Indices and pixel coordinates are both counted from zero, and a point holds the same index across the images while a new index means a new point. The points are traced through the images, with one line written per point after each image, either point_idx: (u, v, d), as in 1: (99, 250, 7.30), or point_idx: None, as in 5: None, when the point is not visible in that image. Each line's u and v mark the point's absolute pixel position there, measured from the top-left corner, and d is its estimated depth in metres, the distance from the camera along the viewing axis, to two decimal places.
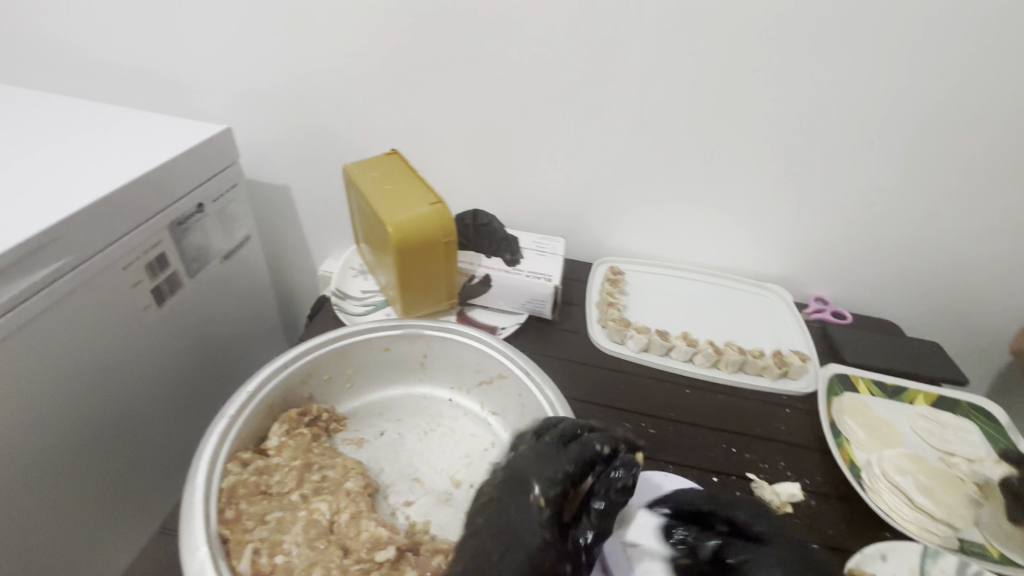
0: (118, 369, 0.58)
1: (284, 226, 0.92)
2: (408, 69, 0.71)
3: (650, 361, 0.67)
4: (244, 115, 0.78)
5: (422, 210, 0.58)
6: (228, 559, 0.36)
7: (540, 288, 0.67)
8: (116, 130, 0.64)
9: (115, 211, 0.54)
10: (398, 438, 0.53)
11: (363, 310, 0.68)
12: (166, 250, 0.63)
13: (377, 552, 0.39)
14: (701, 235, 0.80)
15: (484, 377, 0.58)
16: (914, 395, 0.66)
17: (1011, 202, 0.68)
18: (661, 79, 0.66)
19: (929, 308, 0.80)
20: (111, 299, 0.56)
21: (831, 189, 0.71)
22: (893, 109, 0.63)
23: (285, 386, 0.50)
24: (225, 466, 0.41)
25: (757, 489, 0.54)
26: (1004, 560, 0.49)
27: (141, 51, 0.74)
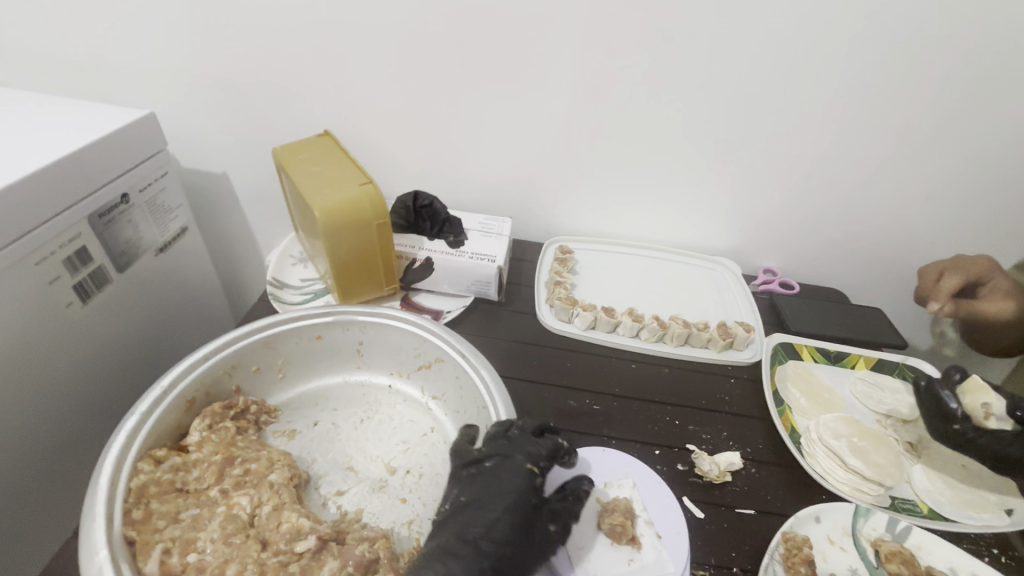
0: (35, 375, 0.54)
1: (225, 217, 0.89)
2: (340, 49, 0.67)
3: (596, 338, 0.67)
4: (168, 101, 0.74)
5: (351, 192, 0.56)
6: (135, 561, 0.38)
7: (483, 269, 0.66)
8: (19, 119, 0.59)
9: (22, 204, 0.49)
10: (332, 427, 0.55)
11: (301, 298, 0.67)
12: (87, 244, 0.58)
13: (297, 543, 0.40)
14: (648, 211, 0.80)
15: (423, 363, 0.59)
16: (855, 360, 0.68)
17: (942, 167, 0.69)
18: (596, 53, 0.64)
19: (871, 274, 0.82)
20: (23, 299, 0.51)
21: (772, 161, 0.71)
22: (832, 81, 0.63)
23: (208, 380, 0.51)
24: (135, 466, 0.43)
25: (696, 459, 0.53)
26: (932, 515, 0.51)
27: (50, 35, 0.68)
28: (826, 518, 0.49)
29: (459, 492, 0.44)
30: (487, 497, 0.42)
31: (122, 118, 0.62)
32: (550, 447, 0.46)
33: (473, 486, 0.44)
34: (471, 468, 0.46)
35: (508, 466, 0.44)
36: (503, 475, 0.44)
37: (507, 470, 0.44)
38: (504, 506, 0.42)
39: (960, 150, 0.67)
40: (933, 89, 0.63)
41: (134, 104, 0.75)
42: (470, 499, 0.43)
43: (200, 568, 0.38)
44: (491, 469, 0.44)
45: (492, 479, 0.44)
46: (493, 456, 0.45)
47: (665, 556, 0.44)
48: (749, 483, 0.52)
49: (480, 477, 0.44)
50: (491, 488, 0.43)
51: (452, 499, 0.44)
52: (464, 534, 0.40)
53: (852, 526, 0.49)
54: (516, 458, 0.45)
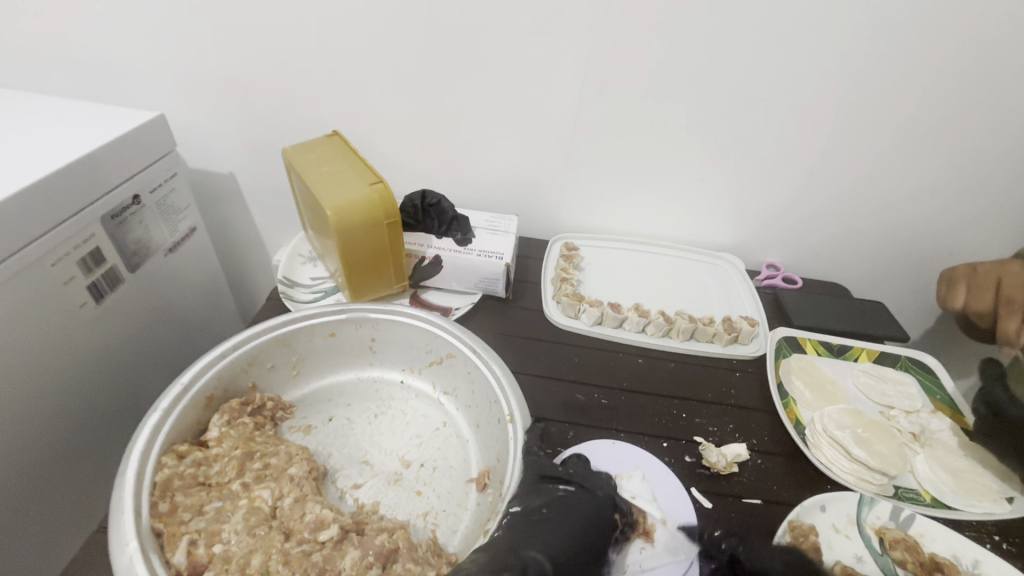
0: (56, 373, 0.55)
1: (233, 217, 0.90)
2: (347, 50, 0.68)
3: (603, 334, 0.68)
4: (178, 103, 0.75)
5: (363, 191, 0.57)
6: (164, 551, 0.39)
7: (491, 267, 0.66)
8: (32, 121, 0.60)
9: (38, 205, 0.50)
10: (347, 423, 0.57)
11: (312, 297, 0.68)
12: (101, 244, 0.59)
13: (320, 532, 0.42)
14: (651, 209, 0.81)
15: (434, 359, 0.61)
16: (858, 352, 0.69)
17: (940, 163, 0.70)
18: (601, 52, 0.65)
19: (870, 269, 0.84)
20: (40, 299, 0.52)
21: (773, 158, 0.72)
22: (837, 77, 0.64)
23: (226, 377, 0.53)
24: (160, 461, 0.44)
25: (704, 451, 0.54)
26: (934, 503, 0.53)
27: (60, 36, 0.69)
28: (830, 507, 0.50)
29: (539, 502, 0.45)
30: (570, 518, 0.43)
31: (133, 120, 0.63)
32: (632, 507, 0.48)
33: (557, 501, 0.45)
34: (556, 485, 0.46)
35: (597, 500, 0.46)
36: (588, 506, 0.45)
37: (596, 503, 0.45)
38: (581, 533, 0.42)
39: (963, 145, 0.68)
40: (936, 85, 0.63)
41: (142, 106, 0.76)
42: (545, 515, 0.43)
43: (226, 557, 0.40)
44: (577, 494, 0.46)
45: (579, 503, 0.45)
46: (586, 485, 0.47)
47: (677, 545, 0.47)
48: (756, 473, 0.54)
49: (565, 496, 0.45)
50: (573, 511, 0.44)
51: (531, 506, 0.44)
52: (538, 545, 0.41)
53: (856, 515, 0.50)
54: (601, 495, 0.46)
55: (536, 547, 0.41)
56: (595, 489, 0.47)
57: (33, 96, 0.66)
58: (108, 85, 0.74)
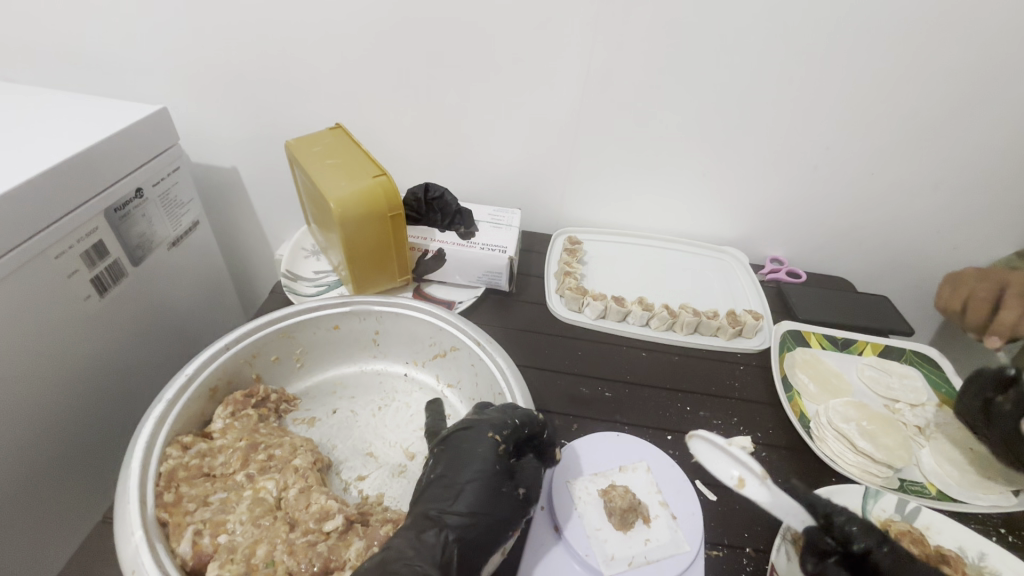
0: (61, 365, 0.55)
1: (235, 212, 0.90)
2: (351, 43, 0.68)
3: (606, 327, 0.68)
4: (180, 97, 0.75)
5: (366, 183, 0.57)
6: (169, 541, 0.39)
7: (495, 260, 0.66)
8: (35, 115, 0.60)
9: (40, 197, 0.50)
10: (351, 415, 0.57)
11: (315, 291, 0.68)
12: (104, 238, 0.59)
13: (325, 522, 0.42)
14: (655, 202, 0.80)
15: (438, 351, 0.61)
16: (863, 346, 0.68)
17: (946, 155, 0.69)
18: (605, 44, 0.64)
19: (875, 262, 0.83)
20: (44, 292, 0.52)
21: (777, 151, 0.72)
22: (844, 69, 0.63)
23: (230, 369, 0.53)
24: (165, 451, 0.45)
25: (708, 444, 0.54)
26: (940, 496, 0.52)
27: (62, 30, 0.69)
28: (836, 499, 0.50)
29: (431, 466, 0.44)
30: (453, 468, 0.43)
31: (134, 113, 0.63)
32: (516, 418, 0.46)
33: (442, 459, 0.44)
34: (440, 443, 0.46)
35: (475, 437, 0.44)
36: (468, 447, 0.44)
37: (474, 442, 0.44)
38: (468, 480, 0.42)
39: (970, 138, 0.67)
40: (945, 77, 0.63)
41: (145, 100, 0.76)
42: (440, 475, 0.43)
43: (231, 547, 0.40)
44: (457, 441, 0.45)
45: (458, 454, 0.44)
46: (464, 427, 0.46)
47: (680, 536, 0.46)
48: (761, 466, 0.53)
49: (447, 452, 0.44)
50: (456, 461, 0.43)
51: (425, 473, 0.44)
52: (429, 509, 0.40)
53: (862, 507, 0.50)
54: (480, 429, 0.45)
55: (429, 510, 0.40)
56: (477, 426, 0.46)
57: (37, 90, 0.66)
58: (110, 78, 0.73)
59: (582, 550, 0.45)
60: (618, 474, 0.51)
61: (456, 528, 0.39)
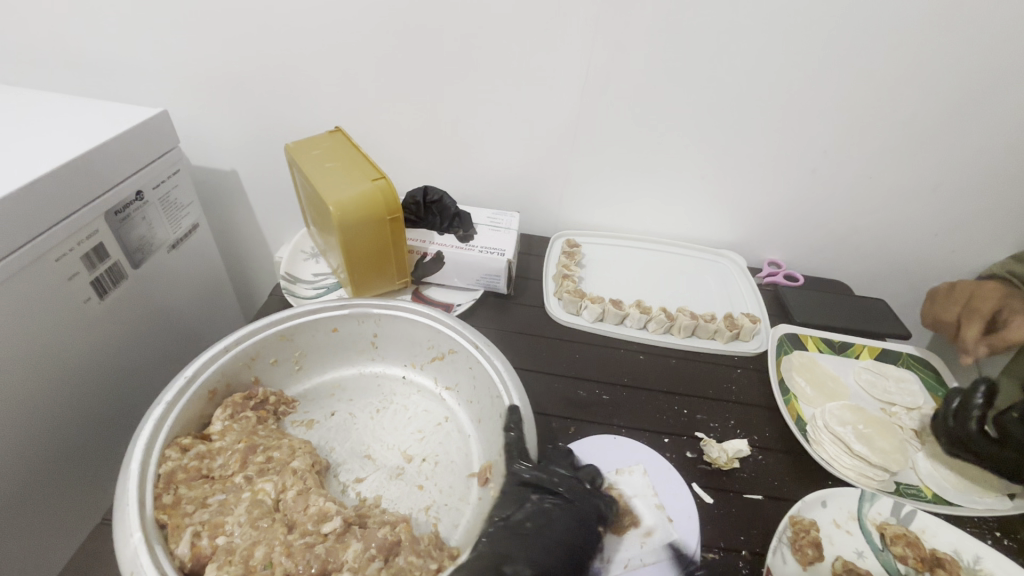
0: (60, 366, 0.55)
1: (235, 214, 0.90)
2: (350, 47, 0.68)
3: (604, 330, 0.68)
4: (181, 100, 0.75)
5: (365, 187, 0.57)
6: (168, 543, 0.40)
7: (493, 263, 0.67)
8: (36, 117, 0.60)
9: (41, 200, 0.50)
10: (349, 417, 0.57)
11: (314, 293, 0.68)
12: (105, 240, 0.59)
13: (323, 524, 0.43)
14: (653, 206, 0.81)
15: (436, 354, 0.61)
16: (860, 349, 0.69)
17: (942, 160, 0.70)
18: (603, 49, 0.65)
19: (872, 266, 0.84)
20: (44, 294, 0.52)
21: (774, 156, 0.72)
22: (840, 74, 0.64)
23: (229, 371, 0.53)
24: (164, 453, 0.45)
25: (705, 446, 0.54)
26: (936, 499, 0.53)
27: (63, 33, 0.69)
28: (831, 502, 0.50)
29: (522, 513, 0.44)
30: (550, 533, 0.43)
31: (135, 117, 0.63)
32: (613, 505, 0.48)
33: (537, 514, 0.44)
34: (539, 495, 0.46)
35: (574, 514, 0.45)
36: (567, 519, 0.44)
37: (581, 520, 0.45)
38: (557, 552, 0.42)
39: (967, 143, 0.68)
40: (941, 83, 0.63)
41: (145, 103, 0.76)
42: (523, 526, 0.43)
43: (230, 549, 0.40)
44: (563, 506, 0.45)
45: (558, 517, 0.44)
46: (571, 495, 0.46)
47: (676, 539, 0.46)
48: (757, 469, 0.54)
49: (546, 507, 0.45)
50: (557, 526, 0.44)
51: (505, 516, 0.44)
52: (505, 563, 0.40)
53: (858, 511, 0.50)
54: (591, 511, 0.46)
55: (520, 568, 0.40)
56: (579, 501, 0.46)
57: (39, 92, 0.66)
58: (111, 81, 0.74)
59: None
60: (615, 477, 0.51)
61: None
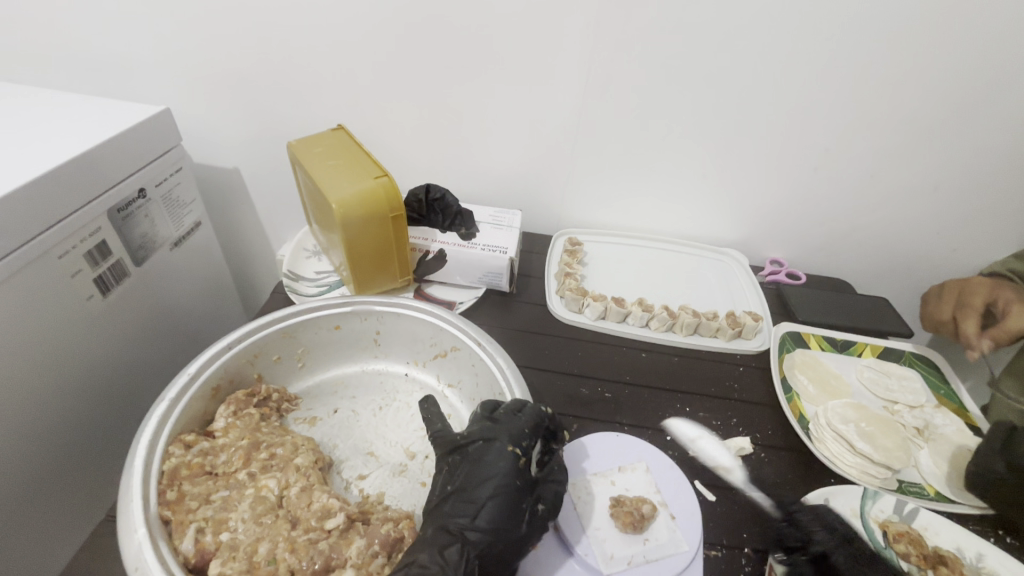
0: (64, 364, 0.55)
1: (237, 212, 0.90)
2: (352, 44, 0.68)
3: (606, 329, 0.68)
4: (183, 98, 0.75)
5: (367, 184, 0.57)
6: (172, 539, 0.40)
7: (495, 261, 0.67)
8: (39, 115, 0.60)
9: (44, 198, 0.50)
10: (352, 415, 0.57)
11: (316, 291, 0.68)
12: (107, 238, 0.59)
13: (326, 521, 0.43)
14: (655, 204, 0.81)
15: (438, 351, 0.61)
16: (862, 348, 0.69)
17: (945, 158, 0.70)
18: (606, 47, 0.65)
19: (874, 265, 0.84)
20: (47, 292, 0.52)
21: (776, 154, 0.72)
22: (843, 72, 0.64)
23: (232, 369, 0.53)
24: (168, 449, 0.45)
25: (707, 444, 0.55)
26: (938, 497, 0.53)
27: (65, 31, 0.69)
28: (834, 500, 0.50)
29: (447, 479, 0.44)
30: (470, 480, 0.42)
31: (137, 114, 0.63)
32: (529, 424, 0.46)
33: (458, 473, 0.44)
34: (459, 453, 0.45)
35: (492, 450, 0.43)
36: (487, 460, 0.43)
37: (490, 456, 0.43)
38: (487, 493, 0.41)
39: (970, 142, 0.68)
40: (945, 81, 0.63)
41: (147, 100, 0.76)
42: (457, 485, 0.42)
43: (233, 545, 0.40)
44: (476, 453, 0.44)
45: (472, 466, 0.43)
46: (480, 439, 0.45)
47: (678, 536, 0.46)
48: (760, 468, 0.54)
49: (465, 462, 0.44)
50: (473, 473, 0.43)
51: (440, 486, 0.44)
52: (447, 523, 0.40)
53: (860, 508, 0.50)
54: (499, 442, 0.44)
55: (448, 524, 0.40)
56: (495, 437, 0.44)
57: (41, 90, 0.66)
58: (113, 79, 0.74)
59: (578, 543, 0.46)
60: (618, 474, 0.51)
61: (478, 543, 0.39)
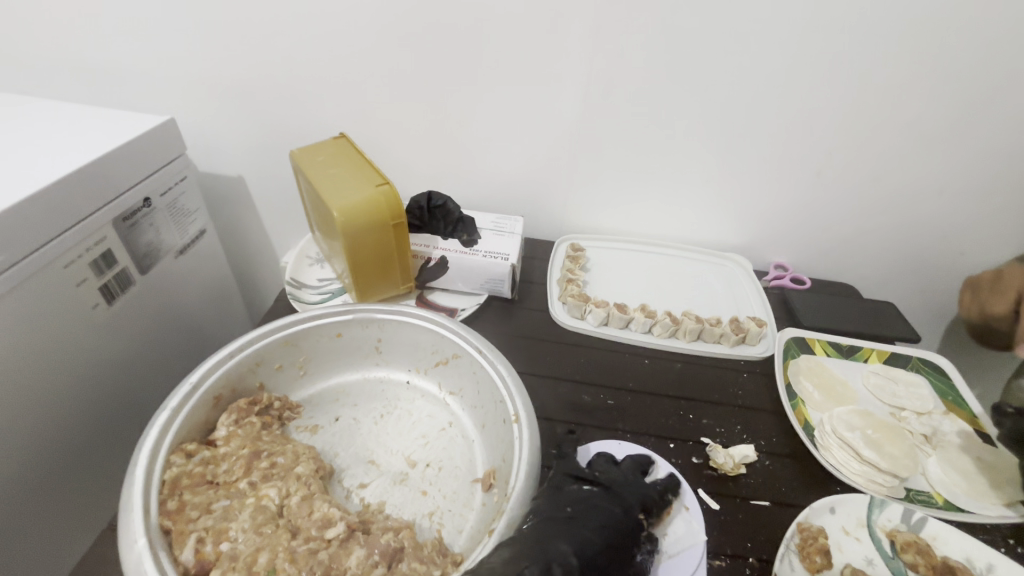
0: (69, 371, 0.56)
1: (242, 219, 0.91)
2: (355, 51, 0.68)
3: (609, 335, 0.68)
4: (188, 108, 0.76)
5: (370, 192, 0.57)
6: (172, 549, 0.40)
7: (497, 267, 0.66)
8: (47, 126, 0.61)
9: (50, 207, 0.51)
10: (353, 423, 0.57)
11: (319, 298, 0.68)
12: (112, 247, 0.59)
13: (327, 530, 0.43)
14: (657, 209, 0.81)
15: (440, 359, 0.61)
16: (868, 353, 0.68)
17: (950, 161, 0.69)
18: (606, 54, 0.65)
19: (881, 269, 0.83)
20: (53, 301, 0.53)
21: (778, 158, 0.72)
22: (848, 73, 0.63)
23: (234, 377, 0.54)
24: (170, 459, 0.45)
25: (711, 452, 0.54)
26: (947, 506, 0.52)
27: (73, 43, 0.70)
28: (840, 509, 0.49)
29: (565, 501, 0.45)
30: (591, 516, 0.44)
31: (142, 124, 0.64)
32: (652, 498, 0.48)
33: (582, 502, 0.45)
34: (587, 487, 0.47)
35: (617, 501, 0.46)
36: (611, 507, 0.45)
37: (618, 504, 0.45)
38: (606, 535, 0.42)
39: (977, 143, 0.67)
40: (951, 81, 0.62)
41: (154, 110, 0.77)
42: (570, 513, 0.44)
43: (233, 555, 0.40)
44: (601, 496, 0.46)
45: (599, 504, 0.45)
46: (606, 485, 0.47)
47: (695, 527, 0.47)
48: (763, 475, 0.53)
49: (593, 496, 0.46)
50: (596, 510, 0.44)
51: (558, 505, 0.45)
52: (564, 546, 0.41)
53: (867, 517, 0.49)
54: (627, 495, 0.47)
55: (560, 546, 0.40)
56: (620, 492, 0.47)
57: (47, 100, 0.67)
58: (120, 89, 0.75)
59: None
60: None
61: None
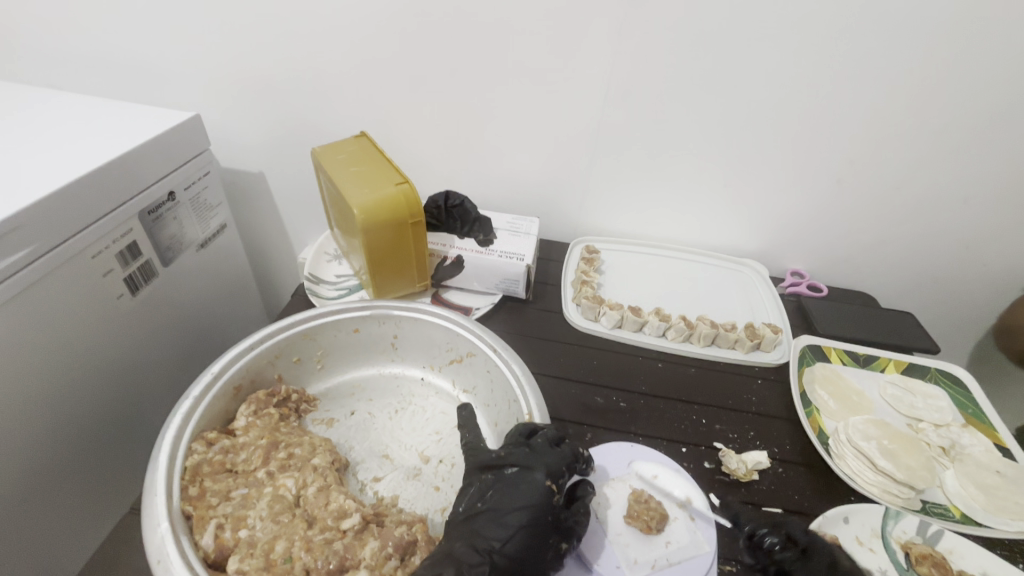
0: (95, 358, 0.57)
1: (262, 214, 0.92)
2: (378, 49, 0.69)
3: (622, 337, 0.68)
4: (213, 105, 0.78)
5: (388, 191, 0.58)
6: (192, 533, 0.41)
7: (512, 267, 0.67)
8: (78, 121, 0.62)
9: (81, 199, 0.52)
10: (368, 417, 0.58)
11: (337, 294, 0.69)
12: (138, 239, 0.61)
13: (342, 521, 0.44)
14: (673, 213, 0.80)
15: (455, 357, 0.62)
16: (885, 363, 0.67)
17: (973, 169, 0.68)
18: (626, 57, 0.65)
19: (899, 277, 0.82)
20: (80, 290, 0.54)
21: (797, 164, 0.72)
22: (871, 79, 0.63)
23: (253, 369, 0.55)
24: (191, 446, 0.46)
25: (723, 457, 0.54)
26: (964, 519, 0.51)
27: (107, 41, 0.72)
28: (853, 519, 0.49)
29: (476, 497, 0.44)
30: (503, 506, 0.42)
31: (169, 120, 0.65)
32: (566, 460, 0.45)
33: (489, 492, 0.43)
34: (493, 472, 0.45)
35: (527, 479, 0.43)
36: (522, 486, 0.43)
37: (525, 484, 0.43)
38: (520, 521, 0.40)
39: (1001, 152, 0.66)
40: (978, 87, 0.61)
41: (181, 106, 0.79)
42: (486, 505, 0.42)
43: (251, 542, 0.41)
44: (512, 477, 0.44)
45: (507, 489, 0.43)
46: (513, 465, 0.44)
47: (700, 536, 0.47)
48: (776, 483, 0.53)
49: (500, 483, 0.44)
50: (508, 497, 0.42)
51: (467, 503, 0.44)
52: (476, 543, 0.39)
53: (881, 528, 0.49)
54: (535, 470, 0.44)
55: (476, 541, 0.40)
56: (530, 466, 0.44)
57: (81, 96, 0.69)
58: (149, 86, 0.77)
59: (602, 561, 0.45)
60: (636, 478, 0.51)
61: (503, 569, 0.38)
